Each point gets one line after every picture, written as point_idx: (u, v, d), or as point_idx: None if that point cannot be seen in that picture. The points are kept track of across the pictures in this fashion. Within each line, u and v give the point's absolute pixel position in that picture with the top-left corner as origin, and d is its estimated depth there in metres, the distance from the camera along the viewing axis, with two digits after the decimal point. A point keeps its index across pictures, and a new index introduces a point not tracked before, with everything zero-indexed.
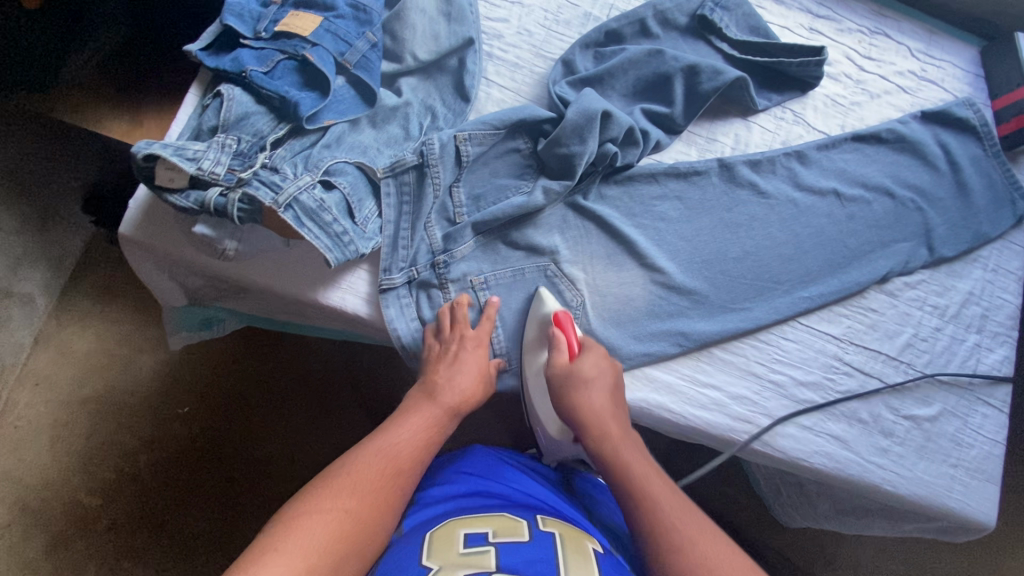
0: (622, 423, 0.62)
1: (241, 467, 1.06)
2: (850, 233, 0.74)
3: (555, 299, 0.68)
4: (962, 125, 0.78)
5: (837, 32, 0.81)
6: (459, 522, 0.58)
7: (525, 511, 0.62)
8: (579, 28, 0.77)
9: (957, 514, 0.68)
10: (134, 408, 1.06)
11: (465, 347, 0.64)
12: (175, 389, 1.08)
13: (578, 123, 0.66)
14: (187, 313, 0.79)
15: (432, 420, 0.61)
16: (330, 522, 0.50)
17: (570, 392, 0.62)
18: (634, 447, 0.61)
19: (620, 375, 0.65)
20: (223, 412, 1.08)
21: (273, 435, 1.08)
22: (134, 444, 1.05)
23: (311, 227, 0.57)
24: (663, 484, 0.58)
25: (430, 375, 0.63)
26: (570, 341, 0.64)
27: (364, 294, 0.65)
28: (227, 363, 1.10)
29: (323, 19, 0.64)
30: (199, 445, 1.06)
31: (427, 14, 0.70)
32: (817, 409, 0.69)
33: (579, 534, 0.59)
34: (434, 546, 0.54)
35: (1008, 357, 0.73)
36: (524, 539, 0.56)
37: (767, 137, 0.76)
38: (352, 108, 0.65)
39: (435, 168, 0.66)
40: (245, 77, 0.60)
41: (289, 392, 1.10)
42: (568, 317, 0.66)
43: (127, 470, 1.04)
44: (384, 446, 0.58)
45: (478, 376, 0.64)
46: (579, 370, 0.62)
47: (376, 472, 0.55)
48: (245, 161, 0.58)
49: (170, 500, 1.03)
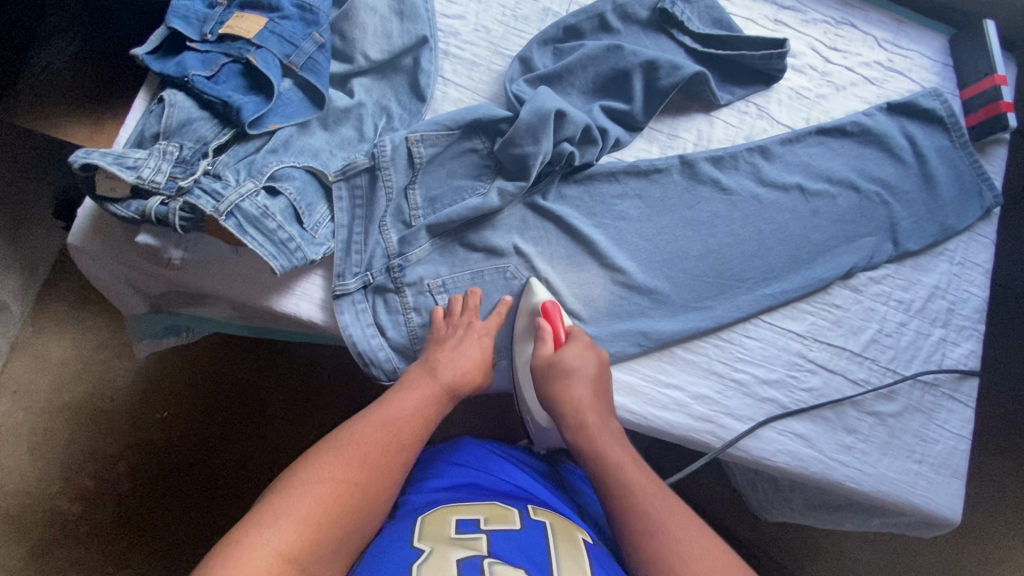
0: (596, 402, 0.62)
1: (222, 470, 1.05)
2: (815, 229, 0.73)
3: (544, 289, 0.68)
4: (929, 117, 0.77)
5: (801, 23, 0.79)
6: (451, 510, 0.58)
7: (516, 500, 0.62)
8: (537, 23, 0.76)
9: (921, 509, 0.68)
10: (113, 414, 1.06)
11: (469, 333, 0.64)
12: (155, 394, 1.07)
13: (532, 123, 0.65)
14: (149, 320, 0.79)
15: (433, 395, 0.60)
16: (335, 494, 0.49)
17: (552, 384, 0.62)
18: (612, 434, 0.60)
19: (605, 366, 0.64)
20: (202, 415, 1.07)
21: (253, 436, 1.08)
22: (113, 450, 1.04)
23: (254, 234, 0.56)
24: (637, 470, 0.57)
25: (431, 355, 0.62)
26: (556, 332, 0.65)
27: (319, 301, 0.64)
28: (206, 366, 1.09)
29: (268, 21, 0.62)
30: (179, 449, 1.06)
31: (378, 13, 0.68)
32: (780, 408, 0.69)
33: (569, 525, 0.59)
34: (425, 529, 0.54)
35: (974, 351, 0.73)
36: (516, 526, 0.55)
37: (730, 133, 0.75)
38: (300, 110, 0.63)
39: (386, 171, 0.65)
40: (187, 82, 0.59)
41: (269, 394, 1.09)
42: (556, 308, 0.66)
43: (107, 475, 1.03)
44: (386, 419, 0.56)
45: (480, 359, 0.64)
46: (562, 361, 0.62)
47: (380, 445, 0.54)
48: (187, 169, 0.56)
49: (152, 502, 1.03)
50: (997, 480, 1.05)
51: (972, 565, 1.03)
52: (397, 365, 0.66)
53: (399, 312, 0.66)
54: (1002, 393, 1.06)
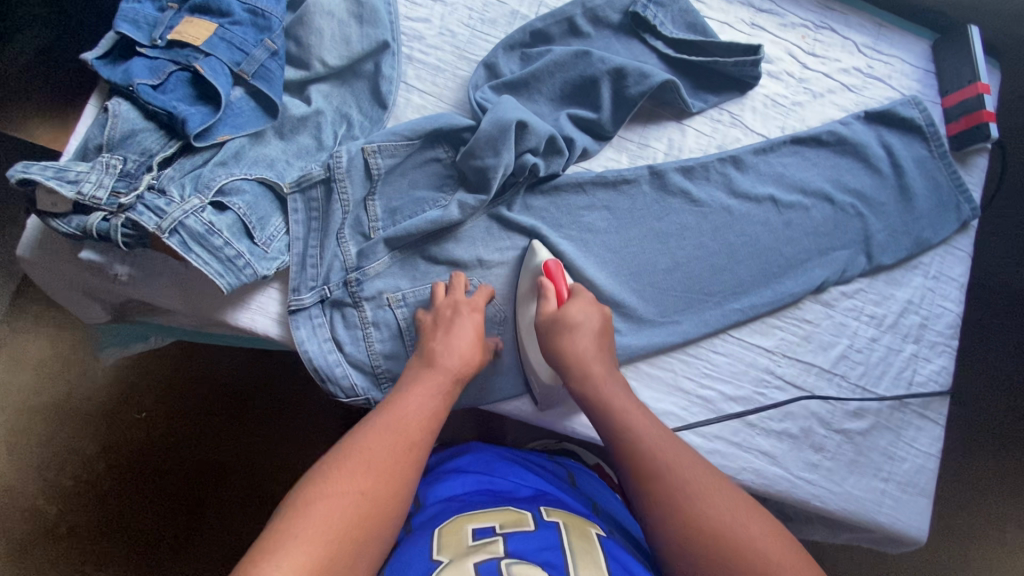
0: (607, 370, 0.59)
1: (204, 470, 1.05)
2: (786, 241, 0.71)
3: (547, 250, 0.67)
4: (907, 126, 0.75)
5: (779, 27, 0.77)
6: (464, 519, 0.53)
7: (528, 504, 0.57)
8: (505, 27, 0.73)
9: (887, 528, 0.67)
10: (91, 415, 1.04)
11: (460, 313, 0.62)
12: (133, 394, 1.06)
13: (492, 135, 0.63)
14: (113, 329, 0.77)
15: (438, 389, 0.57)
16: (343, 507, 0.46)
17: (554, 339, 0.60)
18: (618, 385, 0.58)
19: (608, 322, 0.63)
20: (180, 416, 1.06)
21: (232, 437, 1.06)
22: (92, 450, 1.03)
23: (199, 252, 0.54)
24: (644, 414, 0.56)
25: (428, 344, 0.60)
26: (559, 290, 0.63)
27: (274, 315, 0.63)
28: (184, 366, 1.08)
29: (218, 26, 0.60)
30: (157, 450, 1.04)
31: (336, 18, 0.66)
32: (745, 425, 0.68)
33: (580, 521, 0.55)
34: (441, 541, 0.50)
35: (946, 368, 0.71)
36: (529, 528, 0.51)
37: (702, 142, 0.73)
38: (252, 120, 0.62)
39: (342, 183, 0.63)
40: (132, 91, 0.57)
41: (248, 396, 1.08)
42: (557, 267, 0.64)
43: (86, 476, 1.02)
44: (392, 420, 0.53)
45: (475, 338, 0.61)
46: (564, 316, 0.61)
47: (388, 448, 0.51)
48: (131, 183, 0.55)
49: (132, 503, 1.02)
50: (988, 495, 1.02)
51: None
52: (356, 382, 0.64)
53: (357, 327, 0.64)
54: (991, 405, 1.04)
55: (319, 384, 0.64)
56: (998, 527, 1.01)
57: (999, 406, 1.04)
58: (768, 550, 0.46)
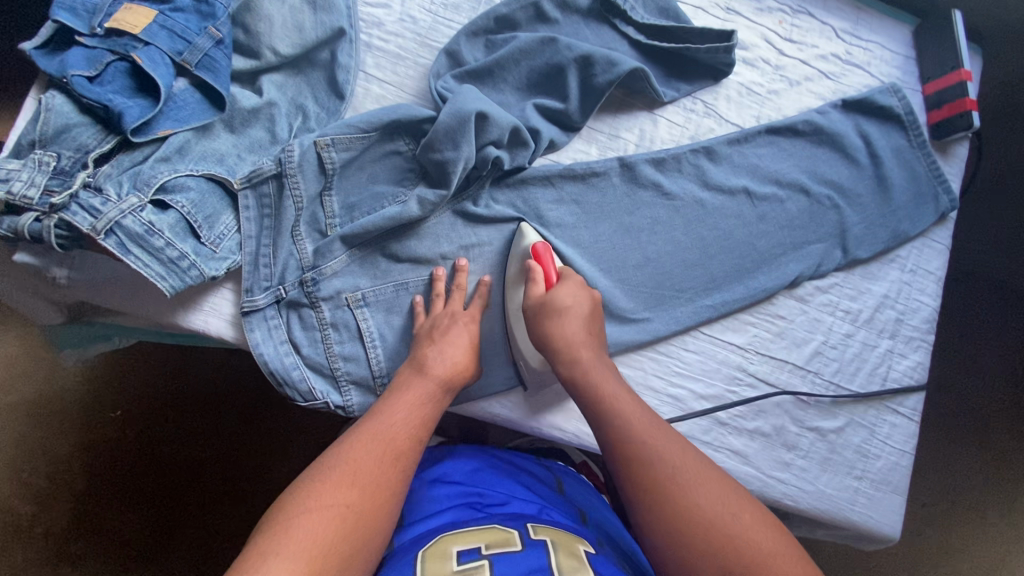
0: (597, 357, 0.57)
1: (184, 468, 0.94)
2: (760, 235, 0.69)
3: (536, 232, 0.65)
4: (886, 114, 0.72)
5: (755, 12, 0.74)
6: (449, 538, 0.50)
7: (515, 520, 0.54)
8: (469, 12, 0.70)
9: (860, 526, 0.66)
10: (64, 415, 0.93)
11: (455, 321, 0.61)
12: (109, 391, 0.94)
13: (450, 127, 0.60)
14: (68, 332, 0.71)
15: (426, 396, 0.56)
16: (331, 520, 0.45)
17: (542, 323, 0.58)
18: (606, 370, 0.56)
19: (598, 306, 0.61)
20: (160, 413, 0.95)
21: (217, 433, 0.96)
22: (66, 450, 0.93)
23: (138, 254, 0.52)
24: (631, 400, 0.53)
25: (420, 351, 0.59)
26: (548, 274, 0.61)
27: (228, 317, 0.61)
28: (164, 362, 0.96)
29: (158, 14, 0.57)
30: (136, 448, 0.94)
31: (287, 4, 0.63)
32: (717, 423, 0.66)
33: (570, 537, 0.52)
34: (425, 563, 0.47)
35: (922, 364, 0.70)
36: (517, 548, 0.48)
37: (675, 132, 0.71)
38: (197, 113, 0.59)
39: (294, 178, 0.60)
40: (65, 83, 0.54)
41: (236, 392, 0.96)
42: (546, 250, 0.63)
43: (61, 476, 0.92)
44: (378, 429, 0.52)
45: (470, 346, 0.60)
46: (553, 300, 0.58)
47: (375, 458, 0.50)
48: (65, 181, 0.52)
49: (111, 503, 0.92)
50: (971, 485, 1.01)
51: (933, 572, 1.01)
52: (315, 386, 0.61)
53: (315, 328, 0.62)
54: (972, 394, 1.03)
55: (278, 389, 0.62)
56: (980, 519, 1.00)
57: (981, 395, 1.03)
58: (757, 540, 0.45)
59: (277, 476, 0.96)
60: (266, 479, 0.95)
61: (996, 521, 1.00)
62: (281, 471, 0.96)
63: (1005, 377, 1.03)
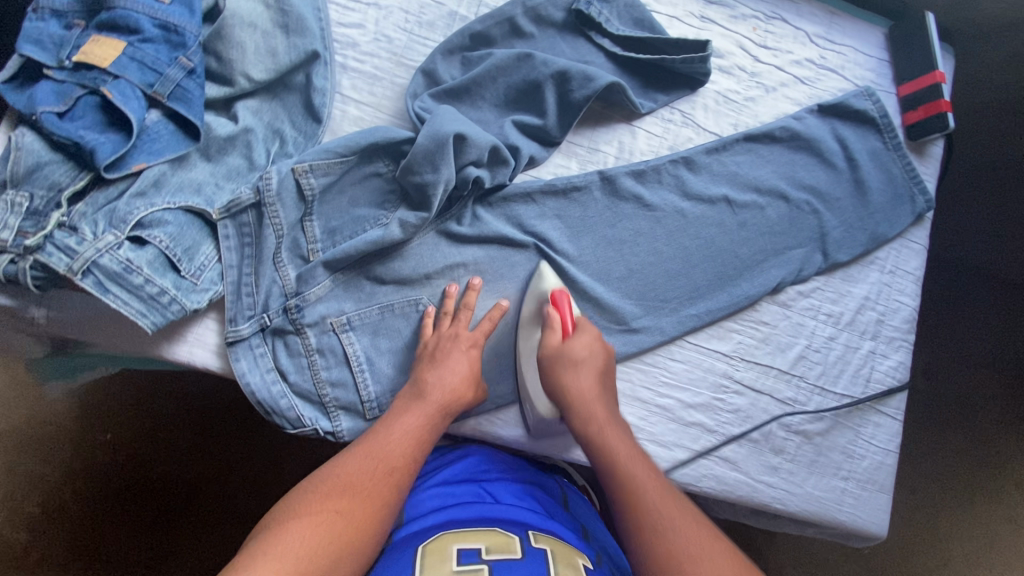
0: (631, 446, 0.55)
1: (178, 489, 0.93)
2: (741, 242, 0.70)
3: (553, 275, 0.65)
4: (861, 118, 0.73)
5: (729, 20, 0.75)
6: (451, 536, 0.51)
7: (517, 525, 0.54)
8: (444, 30, 0.70)
9: (848, 524, 0.67)
10: (52, 441, 0.92)
11: (456, 345, 0.61)
12: (97, 415, 0.93)
13: (429, 150, 0.60)
14: (53, 363, 0.68)
15: (423, 416, 0.56)
16: (322, 525, 0.46)
17: (557, 373, 0.59)
18: (621, 431, 0.56)
19: (611, 359, 0.62)
20: (148, 435, 0.93)
21: (207, 453, 0.94)
22: (56, 475, 0.91)
23: (117, 292, 0.52)
24: (645, 465, 0.53)
25: (420, 374, 0.59)
26: (565, 321, 0.61)
27: (213, 347, 0.60)
28: (150, 383, 0.95)
29: (127, 45, 0.56)
30: (126, 471, 0.92)
31: (259, 29, 0.62)
32: (705, 431, 0.67)
33: (569, 549, 0.52)
34: (426, 558, 0.48)
35: (903, 363, 0.71)
36: (517, 555, 0.48)
37: (654, 143, 0.71)
38: (171, 144, 0.58)
39: (273, 207, 0.60)
40: (36, 120, 0.53)
41: (224, 411, 0.95)
42: (564, 296, 0.62)
43: (53, 502, 0.90)
44: (375, 444, 0.53)
45: (469, 374, 0.60)
46: (569, 352, 0.59)
47: (367, 471, 0.51)
48: (39, 222, 0.52)
49: (104, 528, 0.91)
50: (959, 470, 1.02)
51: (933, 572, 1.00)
52: (303, 413, 0.61)
53: (302, 355, 0.61)
54: (956, 383, 1.04)
55: (266, 417, 0.61)
56: (968, 504, 1.01)
57: (967, 383, 1.04)
58: None
59: (270, 496, 0.94)
60: (258, 500, 0.94)
61: (984, 506, 1.01)
62: (274, 489, 0.94)
63: (991, 365, 1.04)
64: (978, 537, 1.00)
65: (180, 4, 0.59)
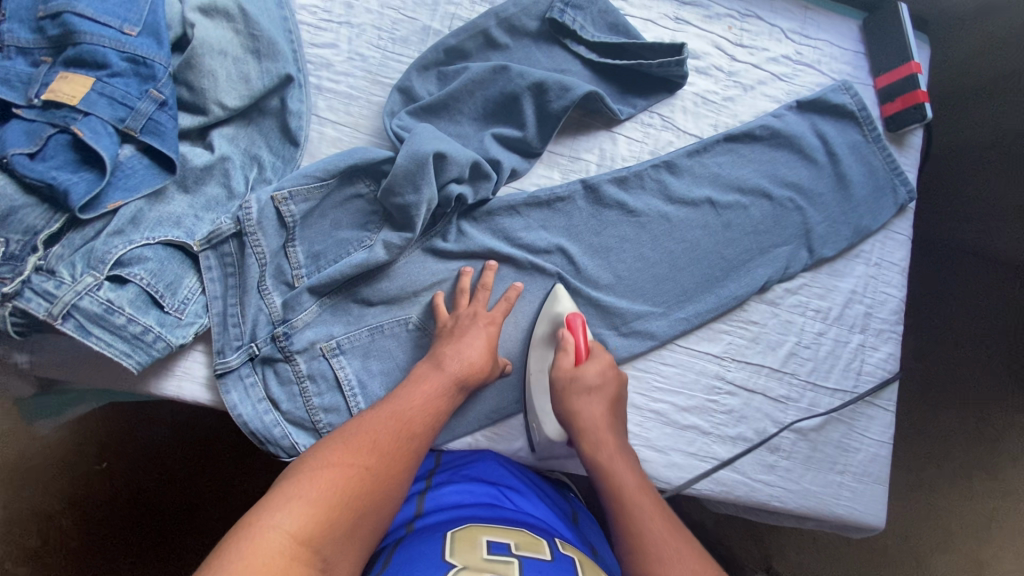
0: (639, 479, 0.54)
1: (180, 513, 0.92)
2: (727, 243, 0.70)
3: (568, 298, 0.66)
4: (840, 112, 0.73)
5: (704, 20, 0.75)
6: (480, 528, 0.49)
7: (542, 531, 0.52)
8: (418, 45, 0.69)
9: (845, 518, 0.68)
10: (48, 472, 0.91)
11: (475, 323, 0.61)
12: (94, 443, 0.92)
13: (409, 170, 0.60)
14: (40, 402, 0.67)
15: (441, 388, 0.56)
16: (349, 477, 0.45)
17: (570, 399, 0.59)
18: (630, 463, 0.55)
19: (623, 387, 0.61)
20: (146, 461, 0.93)
21: (205, 475, 0.93)
22: (54, 506, 0.90)
23: (100, 334, 0.52)
24: (653, 501, 0.52)
25: (440, 347, 0.59)
26: (578, 345, 0.62)
27: (202, 379, 0.60)
28: (145, 409, 0.94)
29: (95, 80, 0.55)
30: (125, 499, 0.92)
31: (230, 55, 0.61)
32: (701, 433, 0.67)
33: (593, 564, 0.50)
34: (455, 546, 0.45)
35: (893, 354, 0.72)
36: (547, 557, 0.46)
37: (635, 148, 0.71)
38: (146, 179, 0.57)
39: (254, 236, 0.59)
40: (6, 162, 0.52)
41: (222, 433, 0.95)
42: (580, 321, 0.63)
43: (52, 534, 0.90)
44: (397, 408, 0.53)
45: (487, 349, 0.60)
46: (583, 377, 0.59)
47: (391, 432, 0.50)
48: (15, 267, 0.51)
49: (105, 556, 0.90)
50: (956, 448, 1.03)
51: (934, 550, 1.00)
52: (298, 440, 0.61)
53: (293, 382, 0.61)
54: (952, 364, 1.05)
55: (262, 446, 0.61)
56: (965, 481, 1.02)
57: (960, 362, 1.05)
58: None
59: None
60: None
61: (983, 483, 1.01)
62: None
63: (989, 339, 1.04)
64: (976, 512, 1.01)
65: (148, 35, 0.58)
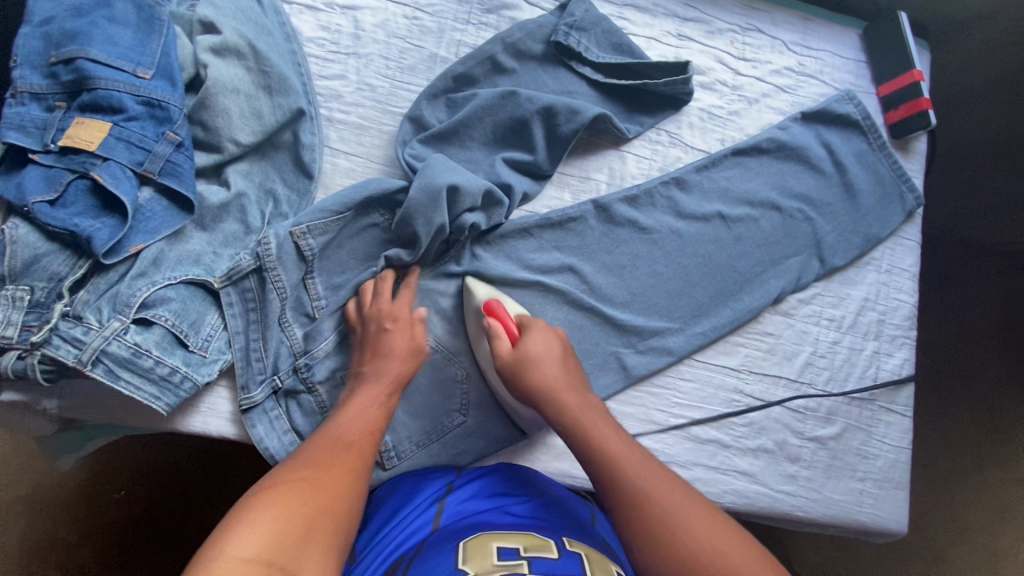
0: (621, 437, 0.53)
1: (196, 542, 0.92)
2: (739, 256, 0.71)
3: (482, 286, 0.64)
4: (845, 121, 0.74)
5: (706, 35, 0.75)
6: (489, 536, 0.49)
7: (551, 531, 0.52)
8: (426, 73, 0.70)
9: (867, 524, 0.68)
10: (69, 501, 0.91)
11: (379, 324, 0.59)
12: (114, 470, 0.93)
13: (422, 203, 0.60)
14: (62, 440, 0.67)
15: (376, 397, 0.56)
16: (292, 493, 0.44)
17: (523, 376, 0.56)
18: (600, 415, 0.55)
19: (566, 342, 0.61)
20: (165, 489, 0.93)
21: (224, 502, 0.93)
22: (75, 536, 0.91)
23: (129, 378, 0.53)
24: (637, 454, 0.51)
25: (358, 360, 0.59)
26: (508, 326, 0.60)
27: (227, 415, 0.60)
28: (164, 437, 0.94)
29: (112, 125, 0.56)
30: (145, 527, 0.92)
31: (242, 93, 0.61)
32: (722, 447, 0.67)
33: (603, 557, 0.50)
34: (467, 554, 0.46)
35: (908, 359, 0.73)
36: (555, 556, 0.46)
37: (644, 166, 0.72)
38: (166, 221, 0.58)
39: (274, 271, 0.59)
40: (28, 211, 0.53)
41: (240, 459, 0.95)
42: (498, 303, 0.61)
43: (72, 564, 0.90)
44: (333, 427, 0.52)
45: (410, 350, 0.59)
46: (526, 353, 0.57)
47: (331, 449, 0.50)
48: (42, 314, 0.52)
49: None
50: (970, 444, 1.03)
51: (952, 547, 1.00)
52: None
53: (316, 413, 0.61)
54: (963, 359, 1.05)
55: None
56: (980, 475, 1.02)
57: (971, 356, 1.05)
58: None
59: None
60: None
61: (996, 477, 1.02)
62: None
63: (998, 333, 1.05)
64: (990, 505, 1.01)
65: (162, 78, 0.59)
